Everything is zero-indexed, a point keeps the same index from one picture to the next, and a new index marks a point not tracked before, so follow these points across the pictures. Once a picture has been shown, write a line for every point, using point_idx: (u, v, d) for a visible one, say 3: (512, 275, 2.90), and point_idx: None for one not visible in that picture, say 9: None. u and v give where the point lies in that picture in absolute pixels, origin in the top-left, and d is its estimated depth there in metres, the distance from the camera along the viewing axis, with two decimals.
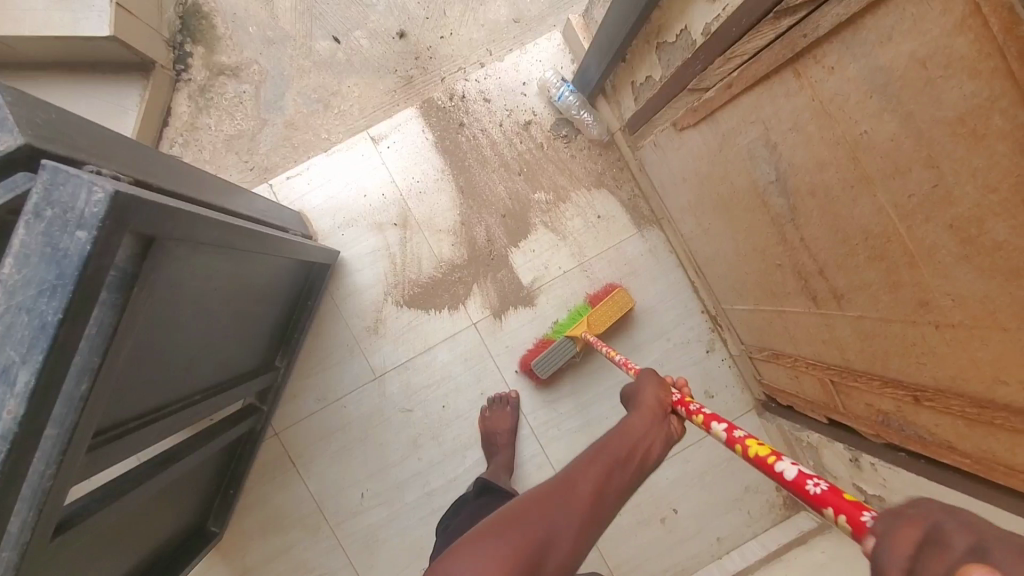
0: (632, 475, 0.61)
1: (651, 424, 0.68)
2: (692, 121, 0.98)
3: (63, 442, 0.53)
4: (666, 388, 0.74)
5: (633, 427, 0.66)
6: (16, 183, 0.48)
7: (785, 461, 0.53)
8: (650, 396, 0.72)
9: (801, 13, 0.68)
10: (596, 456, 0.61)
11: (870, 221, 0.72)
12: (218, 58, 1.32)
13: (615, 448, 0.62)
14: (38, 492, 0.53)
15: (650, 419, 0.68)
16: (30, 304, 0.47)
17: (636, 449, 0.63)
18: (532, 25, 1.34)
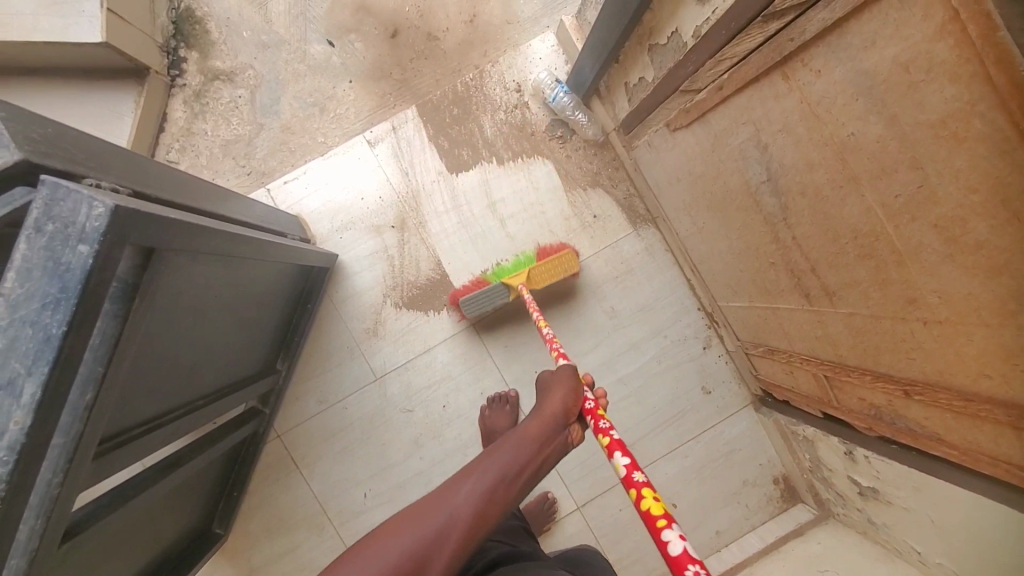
0: (516, 491, 0.63)
1: (550, 435, 0.69)
2: (685, 122, 0.98)
3: (69, 450, 0.54)
4: (576, 393, 0.75)
5: (527, 441, 0.66)
6: (15, 198, 0.48)
7: (673, 531, 0.57)
8: (559, 398, 0.74)
9: (788, 16, 0.69)
10: (480, 477, 0.61)
11: (859, 220, 0.73)
12: (212, 63, 1.33)
13: (502, 465, 0.63)
14: (47, 500, 0.54)
15: (551, 425, 0.70)
16: (34, 318, 0.48)
17: (527, 464, 0.65)
18: (525, 25, 1.35)
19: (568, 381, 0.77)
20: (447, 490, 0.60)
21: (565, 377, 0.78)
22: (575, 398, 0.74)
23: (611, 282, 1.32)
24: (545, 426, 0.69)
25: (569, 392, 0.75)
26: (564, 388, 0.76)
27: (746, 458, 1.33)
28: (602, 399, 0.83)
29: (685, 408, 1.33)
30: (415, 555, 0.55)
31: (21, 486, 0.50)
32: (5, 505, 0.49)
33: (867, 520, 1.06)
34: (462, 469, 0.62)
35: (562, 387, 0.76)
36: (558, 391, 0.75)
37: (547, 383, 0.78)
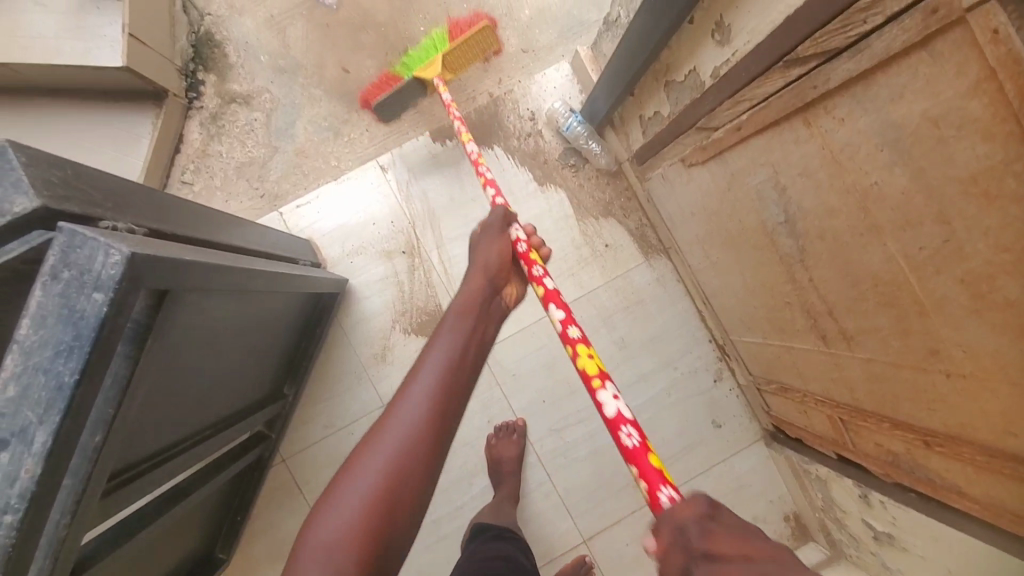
0: (480, 346, 0.69)
1: (491, 297, 0.76)
2: (701, 159, 0.98)
3: (78, 491, 0.53)
4: (503, 253, 0.82)
5: (475, 292, 0.76)
6: (33, 238, 0.48)
7: (607, 391, 0.64)
8: (489, 263, 0.80)
9: (812, 64, 0.68)
10: (443, 342, 0.67)
11: (880, 269, 0.71)
12: (230, 86, 1.34)
13: (462, 336, 0.68)
14: (54, 541, 0.52)
15: (489, 295, 0.76)
16: (47, 365, 0.47)
17: (484, 321, 0.73)
18: (540, 54, 1.35)
19: (494, 242, 0.82)
20: (412, 372, 0.64)
21: (500, 243, 0.82)
22: (502, 257, 0.81)
23: (621, 312, 1.31)
24: (494, 284, 0.78)
25: (490, 255, 0.81)
26: (490, 254, 0.81)
27: (757, 495, 1.30)
28: (537, 246, 0.85)
29: (695, 441, 1.31)
30: (404, 450, 0.57)
31: (30, 531, 0.48)
32: (15, 552, 0.48)
33: (882, 566, 1.03)
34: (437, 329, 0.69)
35: (487, 251, 0.81)
36: (484, 258, 0.81)
37: (476, 246, 0.83)
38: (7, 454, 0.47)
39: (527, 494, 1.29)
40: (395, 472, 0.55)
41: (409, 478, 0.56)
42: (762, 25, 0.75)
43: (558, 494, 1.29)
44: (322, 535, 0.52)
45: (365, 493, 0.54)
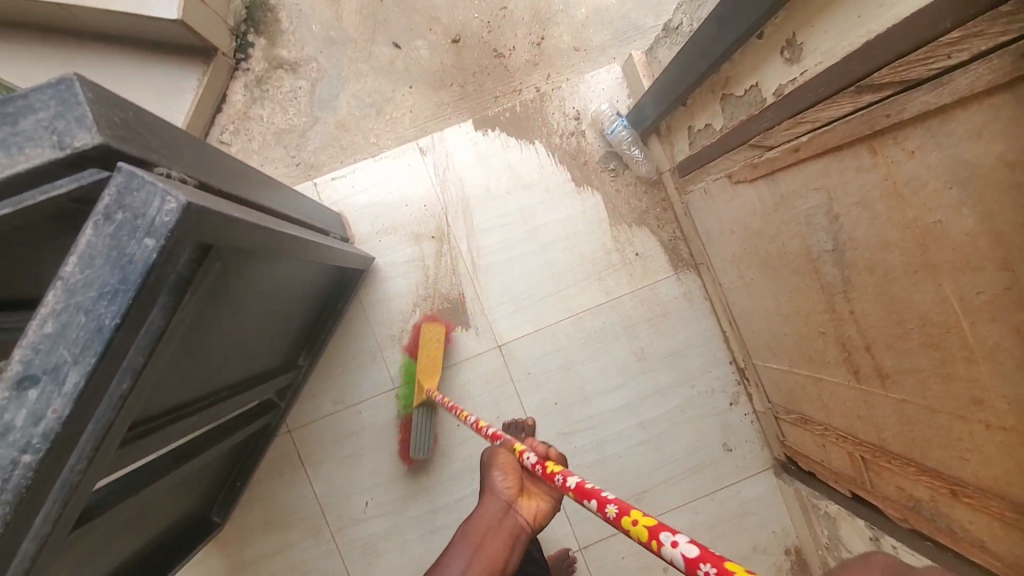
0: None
1: (497, 525, 0.68)
2: (750, 177, 0.96)
3: (96, 437, 0.51)
4: (508, 472, 0.72)
5: (483, 520, 0.69)
6: (85, 175, 0.47)
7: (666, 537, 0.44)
8: (496, 480, 0.72)
9: (887, 91, 0.66)
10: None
11: (930, 309, 0.69)
12: (278, 52, 1.33)
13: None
14: (66, 485, 0.51)
15: (495, 521, 0.69)
16: (89, 306, 0.46)
17: (484, 555, 0.65)
18: (592, 55, 1.34)
19: (495, 459, 0.74)
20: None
21: (506, 460, 0.74)
22: (507, 470, 0.73)
23: (644, 323, 1.29)
24: (505, 506, 0.70)
25: (497, 474, 0.72)
26: (496, 469, 0.73)
27: (759, 524, 1.28)
28: (552, 460, 0.72)
29: (703, 462, 1.29)
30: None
31: (45, 473, 0.48)
32: (29, 491, 0.47)
33: None
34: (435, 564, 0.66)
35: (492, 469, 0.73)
36: (491, 476, 0.73)
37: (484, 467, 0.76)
38: (38, 391, 0.46)
39: None
40: None
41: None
42: (837, 48, 0.73)
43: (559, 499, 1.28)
44: None
45: None
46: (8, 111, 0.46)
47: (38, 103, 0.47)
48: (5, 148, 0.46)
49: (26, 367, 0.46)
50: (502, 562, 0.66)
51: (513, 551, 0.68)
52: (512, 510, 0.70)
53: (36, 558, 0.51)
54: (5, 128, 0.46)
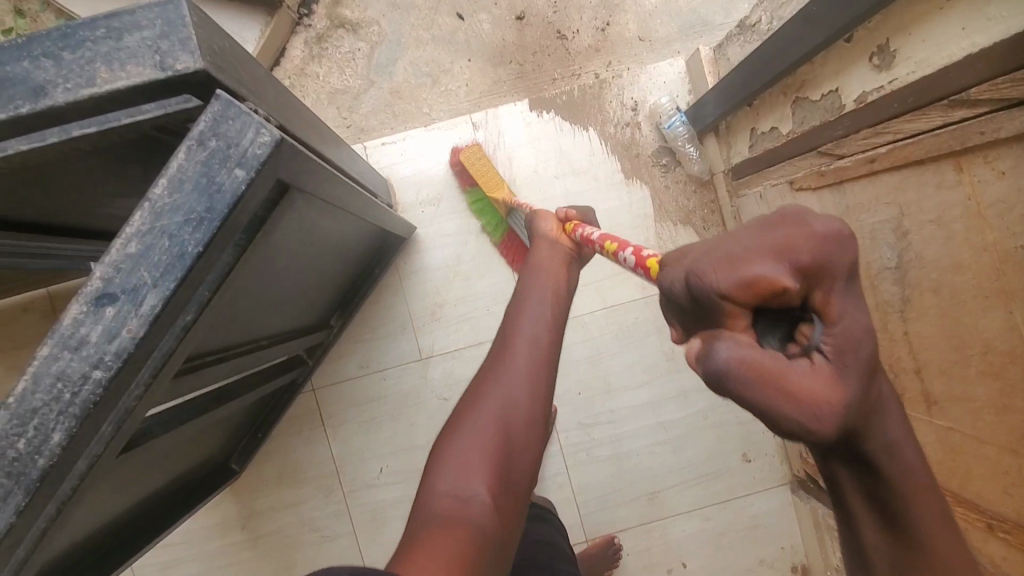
0: (558, 303, 0.70)
1: (558, 264, 0.78)
2: (814, 184, 0.94)
3: (156, 365, 0.50)
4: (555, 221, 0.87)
5: (542, 256, 0.79)
6: (170, 103, 0.48)
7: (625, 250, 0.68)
8: (542, 231, 0.86)
9: (983, 108, 0.63)
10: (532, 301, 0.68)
11: (995, 337, 0.67)
12: (341, 11, 1.32)
13: (536, 305, 0.68)
14: (122, 410, 0.50)
15: (557, 264, 0.78)
16: (173, 231, 0.46)
17: (554, 279, 0.73)
18: (656, 46, 1.32)
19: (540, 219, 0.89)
20: (485, 385, 0.61)
21: (545, 216, 0.88)
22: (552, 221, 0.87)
23: None
24: (558, 252, 0.81)
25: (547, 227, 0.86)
26: (541, 224, 0.87)
27: (768, 538, 1.27)
28: (572, 220, 0.87)
29: (720, 469, 1.28)
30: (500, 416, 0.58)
31: (108, 393, 0.47)
32: (94, 408, 0.47)
33: None
34: (512, 305, 0.70)
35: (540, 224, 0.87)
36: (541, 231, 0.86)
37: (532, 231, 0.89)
38: (115, 309, 0.46)
39: (541, 480, 1.27)
40: (506, 406, 0.59)
41: (507, 442, 0.57)
42: (934, 58, 0.70)
43: (572, 488, 1.27)
44: (457, 457, 0.56)
45: (501, 427, 0.57)
46: (114, 27, 0.46)
47: (144, 21, 0.46)
48: (108, 64, 0.46)
49: (105, 284, 0.46)
50: (567, 284, 0.75)
51: (571, 280, 0.77)
52: (565, 254, 0.81)
53: (84, 478, 0.51)
54: (110, 43, 0.46)
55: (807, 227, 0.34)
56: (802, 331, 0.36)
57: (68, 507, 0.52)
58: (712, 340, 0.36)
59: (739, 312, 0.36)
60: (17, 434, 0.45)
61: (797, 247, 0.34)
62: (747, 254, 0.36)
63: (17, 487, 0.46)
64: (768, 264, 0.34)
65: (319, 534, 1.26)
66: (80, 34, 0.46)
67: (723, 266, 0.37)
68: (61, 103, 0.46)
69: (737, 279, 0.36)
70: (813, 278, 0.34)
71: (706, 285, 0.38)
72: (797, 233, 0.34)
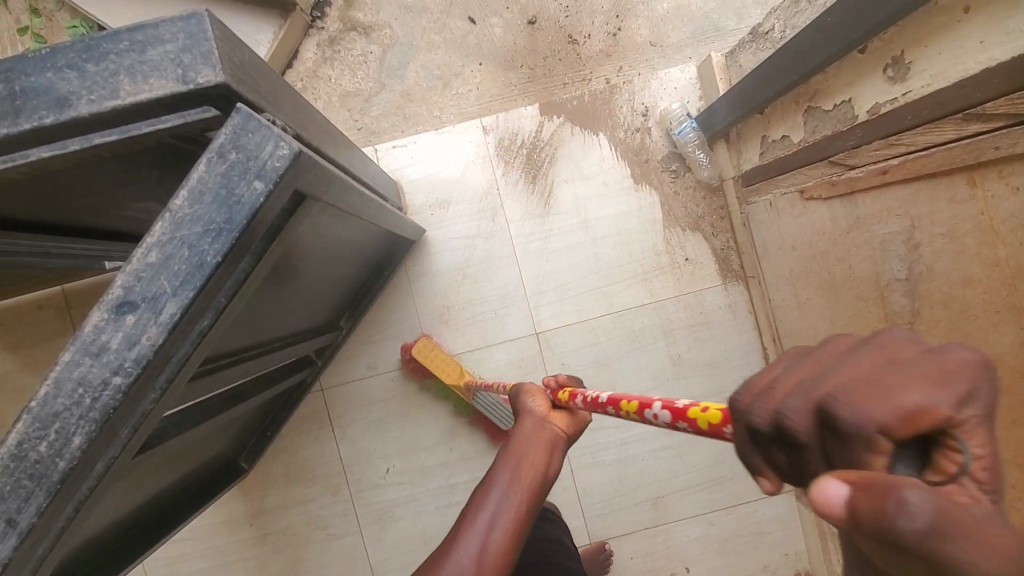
0: (522, 507, 0.59)
1: (544, 440, 0.67)
2: (826, 195, 0.94)
3: (173, 371, 0.51)
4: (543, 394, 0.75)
5: (523, 436, 0.67)
6: (188, 114, 0.48)
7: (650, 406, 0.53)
8: (530, 404, 0.73)
9: (998, 123, 0.62)
10: (491, 503, 0.59)
11: (1006, 352, 0.67)
12: (354, 14, 1.33)
13: (492, 510, 0.59)
14: (140, 414, 0.51)
15: (540, 441, 0.67)
16: (193, 242, 0.47)
17: (528, 464, 0.63)
18: (667, 52, 1.32)
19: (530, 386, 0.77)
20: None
21: (533, 390, 0.76)
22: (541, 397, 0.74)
23: (684, 329, 1.28)
24: (550, 419, 0.70)
25: (537, 403, 0.73)
26: (528, 396, 0.74)
27: (772, 544, 1.28)
28: (564, 384, 0.76)
29: (725, 475, 1.28)
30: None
31: (127, 398, 0.48)
32: (113, 413, 0.48)
33: None
34: (473, 494, 0.62)
35: (531, 396, 0.74)
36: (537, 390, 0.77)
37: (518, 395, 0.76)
38: (135, 317, 0.47)
39: None
40: None
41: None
42: (951, 71, 0.69)
43: (576, 492, 1.28)
44: None
45: None
46: (137, 40, 0.47)
47: (167, 34, 0.47)
48: (131, 76, 0.47)
49: (126, 292, 0.47)
50: (546, 469, 0.64)
51: (556, 458, 0.66)
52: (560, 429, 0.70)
53: (101, 480, 0.52)
54: (133, 56, 0.47)
55: (943, 355, 0.28)
56: (948, 457, 0.27)
57: (87, 506, 0.53)
58: (874, 484, 0.25)
59: (883, 450, 0.27)
60: (39, 437, 0.47)
61: (938, 377, 0.27)
62: (895, 383, 0.27)
63: (39, 488, 0.47)
64: (928, 391, 0.26)
65: (326, 532, 1.27)
66: (104, 47, 0.47)
67: (859, 385, 0.28)
68: (85, 115, 0.47)
69: (886, 408, 0.27)
70: (970, 403, 0.26)
71: (842, 419, 0.27)
72: (950, 362, 0.27)
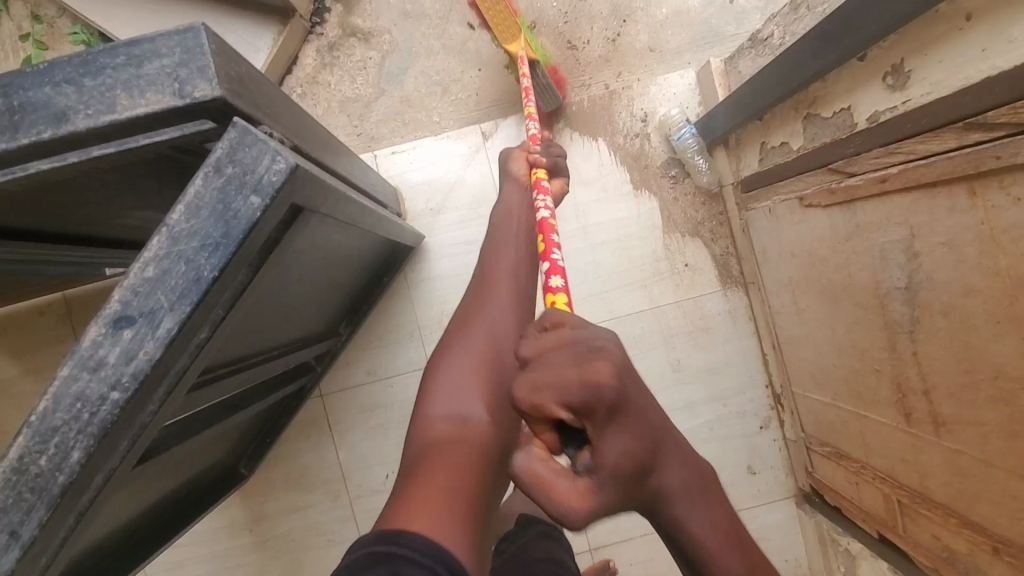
0: (526, 250, 0.83)
1: (518, 228, 0.86)
2: (825, 202, 0.94)
3: (171, 384, 0.51)
4: (519, 164, 0.94)
5: (511, 195, 0.91)
6: (187, 126, 0.48)
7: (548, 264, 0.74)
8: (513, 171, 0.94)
9: (1001, 132, 0.62)
10: (504, 251, 0.82)
11: (1008, 362, 0.66)
12: (354, 20, 1.33)
13: (508, 251, 0.82)
14: (138, 426, 0.51)
15: (519, 231, 0.85)
16: (190, 256, 0.47)
17: (522, 219, 0.86)
18: (667, 57, 1.32)
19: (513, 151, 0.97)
20: (468, 325, 0.74)
21: (517, 159, 0.95)
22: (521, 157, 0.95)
23: (684, 334, 1.28)
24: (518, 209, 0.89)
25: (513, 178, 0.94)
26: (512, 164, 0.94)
27: (773, 551, 1.27)
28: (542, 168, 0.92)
29: (726, 481, 1.28)
30: (483, 347, 0.72)
31: (125, 413, 0.48)
32: (111, 428, 0.48)
33: None
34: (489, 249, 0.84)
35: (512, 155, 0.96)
36: (512, 177, 0.94)
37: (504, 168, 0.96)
38: (132, 332, 0.47)
39: None
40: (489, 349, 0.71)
41: (494, 372, 0.70)
42: (952, 80, 0.69)
43: None
44: (448, 406, 0.66)
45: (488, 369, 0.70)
46: (134, 54, 0.47)
47: (164, 48, 0.47)
48: (127, 90, 0.47)
49: (123, 307, 0.47)
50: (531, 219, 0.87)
51: (536, 211, 0.89)
52: (527, 208, 0.89)
53: (100, 493, 0.52)
54: (129, 70, 0.47)
55: (574, 381, 0.45)
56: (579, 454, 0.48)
57: (88, 518, 0.53)
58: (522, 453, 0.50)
59: (539, 422, 0.47)
60: (39, 451, 0.47)
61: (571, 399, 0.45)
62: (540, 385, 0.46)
63: (40, 501, 0.47)
64: (564, 411, 0.45)
65: (326, 539, 1.27)
66: (101, 61, 0.47)
67: (525, 386, 0.46)
68: (82, 129, 0.47)
69: (530, 405, 0.46)
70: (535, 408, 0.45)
71: (511, 394, 0.47)
72: (585, 392, 0.45)
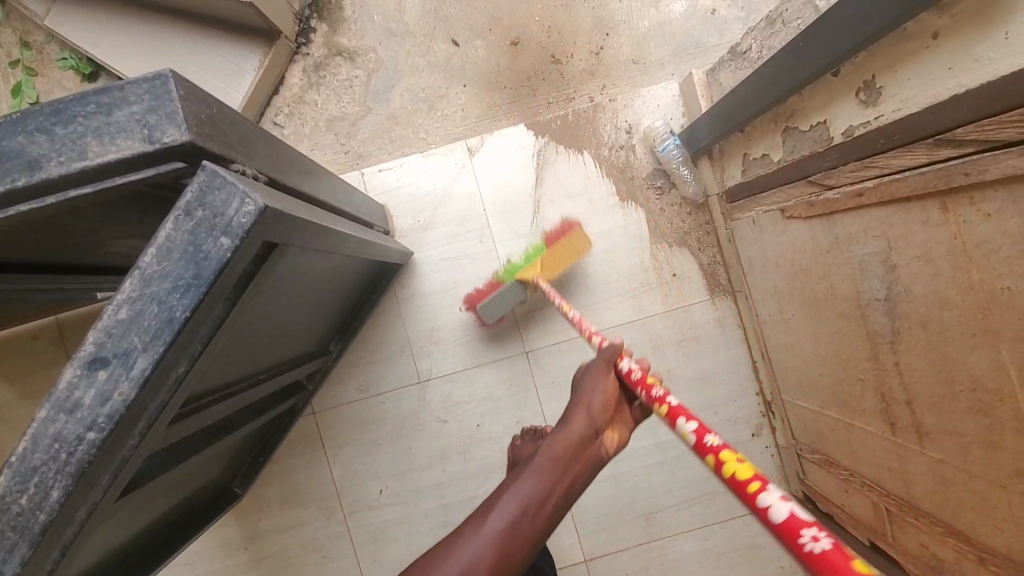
0: (551, 510, 0.55)
1: (536, 482, 0.56)
2: (805, 214, 0.94)
3: (150, 419, 0.52)
4: (612, 381, 0.68)
5: (573, 429, 0.63)
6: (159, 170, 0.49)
7: (772, 494, 0.45)
8: (597, 394, 0.66)
9: (968, 149, 0.62)
10: (515, 496, 0.55)
11: (984, 374, 0.66)
12: (339, 39, 1.34)
13: (516, 502, 0.54)
14: (119, 460, 0.52)
15: (533, 488, 0.56)
16: (162, 297, 0.48)
17: (574, 467, 0.59)
18: (651, 69, 1.32)
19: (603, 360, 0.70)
20: None
21: (607, 368, 0.69)
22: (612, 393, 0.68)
23: (673, 344, 1.28)
24: (568, 448, 0.60)
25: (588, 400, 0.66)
26: (600, 381, 0.68)
27: (767, 557, 1.27)
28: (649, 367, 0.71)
29: (719, 489, 1.28)
30: None
31: (103, 450, 0.49)
32: (90, 466, 0.49)
33: None
34: (498, 491, 0.56)
35: (600, 378, 0.68)
36: (581, 406, 0.66)
37: (580, 380, 0.69)
38: (107, 372, 0.48)
39: None
40: None
41: None
42: (921, 96, 0.70)
43: (569, 509, 1.28)
44: None
45: None
46: (104, 102, 0.48)
47: (132, 96, 0.48)
48: (99, 137, 0.48)
49: (98, 349, 0.48)
50: (583, 477, 0.60)
51: (593, 469, 0.61)
52: (553, 483, 0.57)
53: (84, 527, 0.52)
54: (100, 117, 0.48)
55: None
56: None
57: (73, 551, 0.54)
58: None
59: None
60: (20, 490, 0.47)
61: None
62: None
63: (21, 539, 0.47)
64: None
65: (320, 555, 1.27)
66: (72, 110, 0.48)
67: None
68: (55, 176, 0.48)
69: None
70: None
71: None
72: None
